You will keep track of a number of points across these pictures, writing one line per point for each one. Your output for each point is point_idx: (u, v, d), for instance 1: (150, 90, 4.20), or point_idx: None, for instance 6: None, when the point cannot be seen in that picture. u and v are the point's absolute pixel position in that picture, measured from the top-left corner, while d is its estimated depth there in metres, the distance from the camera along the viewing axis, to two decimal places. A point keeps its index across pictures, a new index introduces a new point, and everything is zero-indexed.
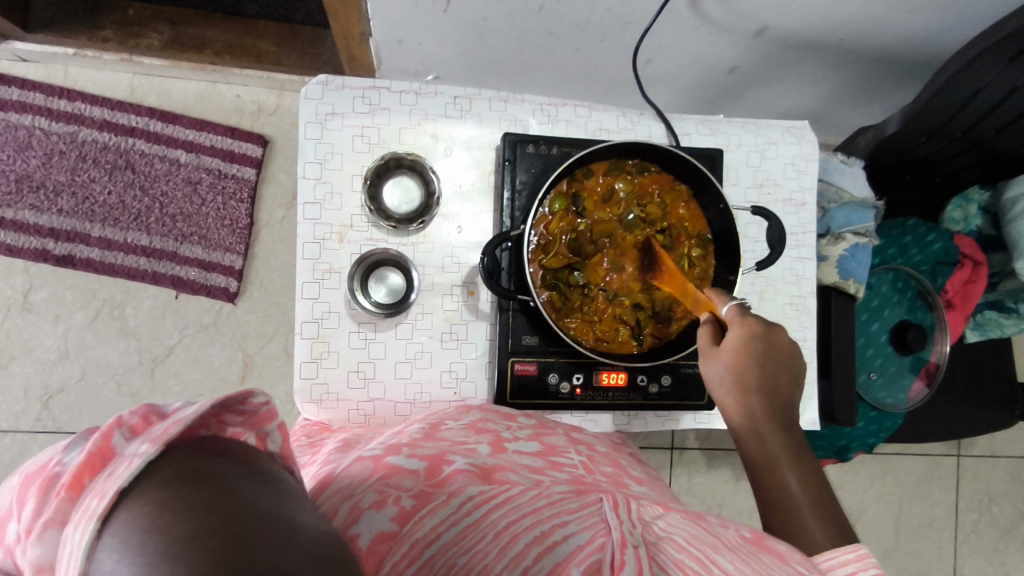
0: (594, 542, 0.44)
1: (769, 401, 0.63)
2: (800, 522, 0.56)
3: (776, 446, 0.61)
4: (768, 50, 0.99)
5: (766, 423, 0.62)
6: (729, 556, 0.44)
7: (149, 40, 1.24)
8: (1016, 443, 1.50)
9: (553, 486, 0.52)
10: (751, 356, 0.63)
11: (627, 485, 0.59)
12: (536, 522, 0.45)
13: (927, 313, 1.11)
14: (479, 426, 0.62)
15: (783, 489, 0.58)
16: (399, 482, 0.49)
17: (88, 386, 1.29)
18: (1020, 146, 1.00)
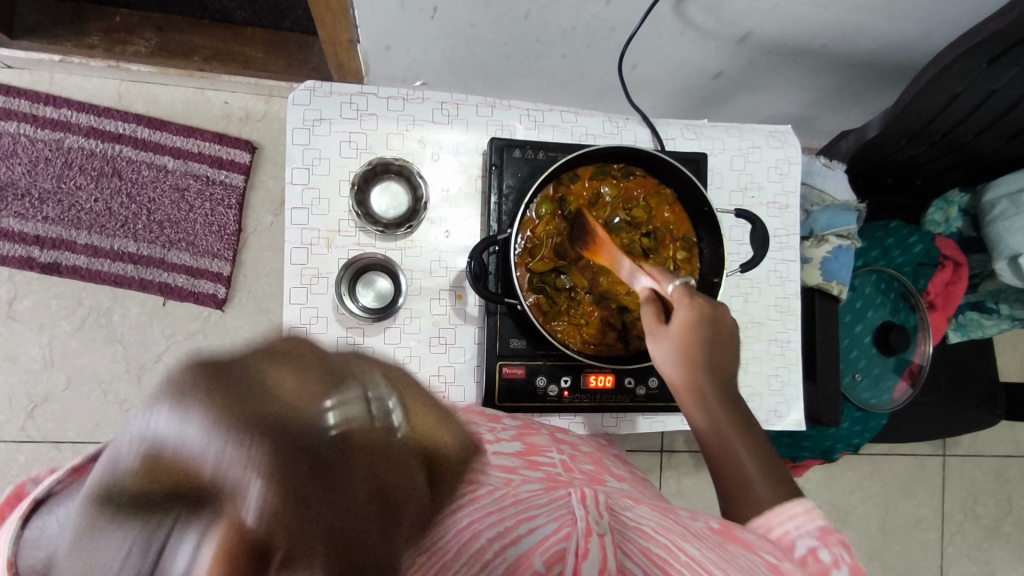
0: (561, 532, 0.41)
1: (715, 378, 0.62)
2: (750, 487, 0.59)
3: (725, 421, 0.61)
4: (752, 56, 1.01)
5: (712, 396, 0.62)
6: (696, 543, 0.45)
7: (136, 47, 1.24)
8: (998, 443, 1.52)
9: (524, 484, 0.49)
10: (698, 339, 0.61)
11: (604, 480, 0.59)
12: (500, 519, 0.40)
13: (910, 314, 1.12)
14: (461, 427, 0.61)
15: (735, 459, 0.60)
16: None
17: (74, 394, 1.28)
18: (998, 149, 1.03)
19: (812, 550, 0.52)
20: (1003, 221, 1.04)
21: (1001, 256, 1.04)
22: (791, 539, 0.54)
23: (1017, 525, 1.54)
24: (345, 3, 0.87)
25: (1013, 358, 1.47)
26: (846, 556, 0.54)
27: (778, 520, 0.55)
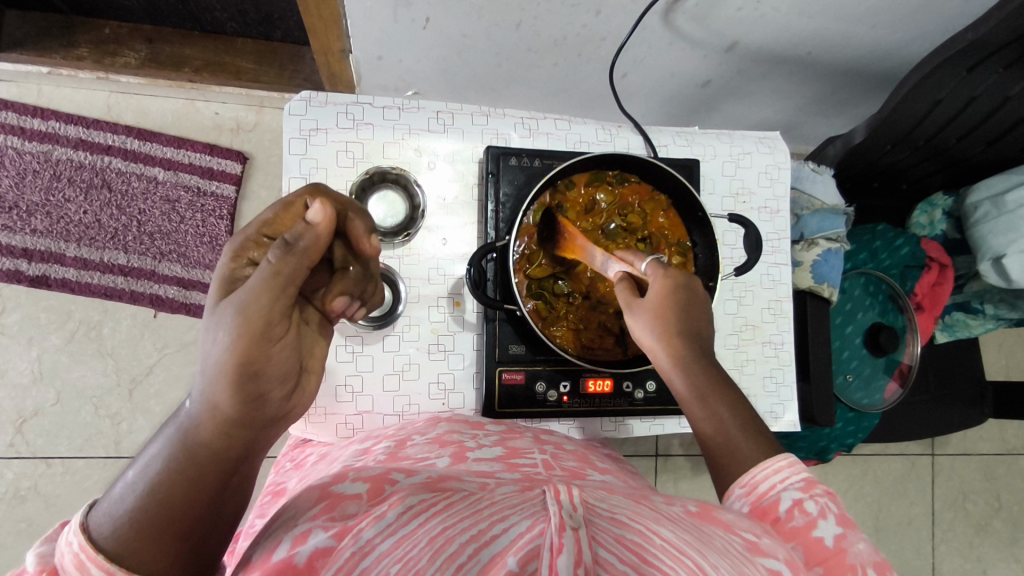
0: (533, 528, 0.40)
1: (692, 345, 0.63)
2: (735, 448, 0.60)
3: (706, 388, 0.62)
4: (740, 64, 1.02)
5: (690, 360, 0.63)
6: (670, 526, 0.44)
7: (126, 58, 1.24)
8: (985, 441, 1.55)
9: (500, 487, 0.50)
10: (672, 305, 0.63)
11: (585, 476, 0.60)
12: (473, 523, 0.43)
13: (898, 315, 1.14)
14: (444, 439, 0.63)
15: (717, 419, 0.61)
16: (343, 512, 0.46)
17: (64, 409, 1.27)
18: (980, 152, 1.05)
19: (795, 504, 0.53)
20: (986, 223, 1.07)
21: (985, 257, 1.07)
22: (775, 492, 0.54)
23: (1007, 523, 1.56)
24: (338, 14, 0.88)
25: (998, 358, 1.50)
26: (833, 506, 0.53)
27: (762, 477, 0.56)
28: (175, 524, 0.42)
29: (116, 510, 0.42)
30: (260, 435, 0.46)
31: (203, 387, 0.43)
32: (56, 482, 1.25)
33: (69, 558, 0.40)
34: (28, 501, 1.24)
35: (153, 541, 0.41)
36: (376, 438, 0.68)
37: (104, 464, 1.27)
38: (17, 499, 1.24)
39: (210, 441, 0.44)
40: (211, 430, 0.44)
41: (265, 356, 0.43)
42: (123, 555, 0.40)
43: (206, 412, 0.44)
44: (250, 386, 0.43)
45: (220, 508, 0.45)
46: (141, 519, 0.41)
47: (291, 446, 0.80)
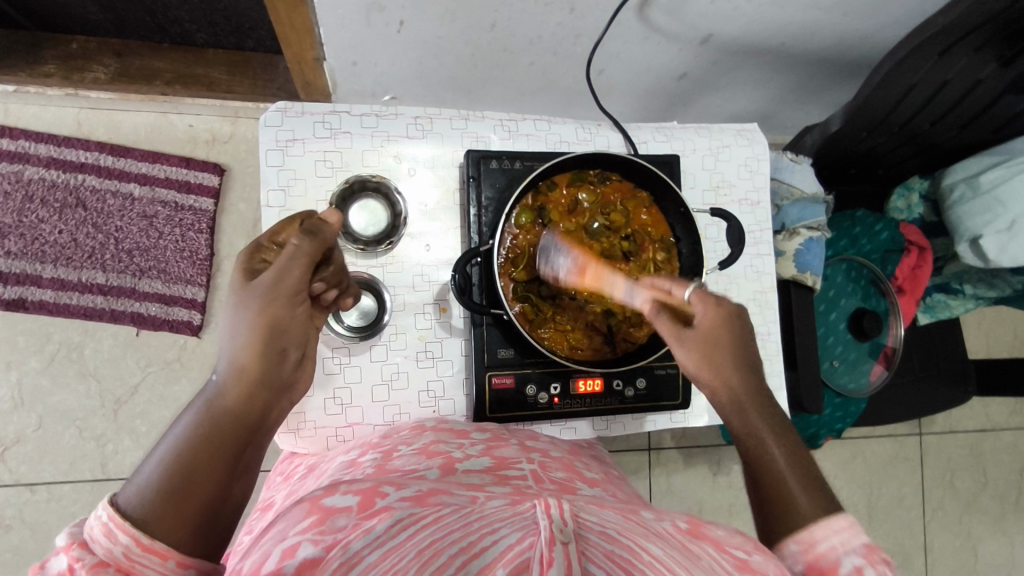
0: (523, 542, 0.41)
1: (747, 380, 0.64)
2: (791, 495, 0.57)
3: (762, 426, 0.62)
4: (715, 57, 1.03)
5: (747, 398, 0.63)
6: (659, 543, 0.44)
7: (95, 73, 1.21)
8: (970, 418, 1.58)
9: (491, 500, 0.48)
10: (722, 338, 0.63)
11: (576, 489, 0.59)
12: (462, 535, 0.43)
13: (881, 300, 1.16)
14: (430, 450, 0.62)
15: (771, 461, 0.60)
16: (334, 525, 0.43)
17: (47, 433, 1.24)
18: (954, 135, 1.06)
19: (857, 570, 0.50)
20: (963, 205, 1.08)
21: (962, 239, 1.08)
22: (836, 555, 0.51)
23: (995, 497, 1.59)
24: (310, 21, 0.87)
25: (978, 336, 1.52)
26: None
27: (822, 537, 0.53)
28: (194, 495, 0.49)
29: (141, 486, 0.49)
30: (273, 408, 0.57)
31: (229, 361, 0.54)
32: (42, 509, 1.23)
33: (97, 528, 0.46)
34: (14, 529, 1.22)
35: (176, 510, 0.48)
36: (366, 448, 0.67)
37: (91, 487, 1.25)
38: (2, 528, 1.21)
39: (232, 414, 0.53)
40: (232, 402, 0.53)
41: (286, 327, 0.56)
42: (146, 521, 0.47)
43: (229, 385, 0.54)
44: (270, 355, 0.55)
45: (230, 487, 0.51)
46: (164, 487, 0.48)
47: (281, 460, 0.80)
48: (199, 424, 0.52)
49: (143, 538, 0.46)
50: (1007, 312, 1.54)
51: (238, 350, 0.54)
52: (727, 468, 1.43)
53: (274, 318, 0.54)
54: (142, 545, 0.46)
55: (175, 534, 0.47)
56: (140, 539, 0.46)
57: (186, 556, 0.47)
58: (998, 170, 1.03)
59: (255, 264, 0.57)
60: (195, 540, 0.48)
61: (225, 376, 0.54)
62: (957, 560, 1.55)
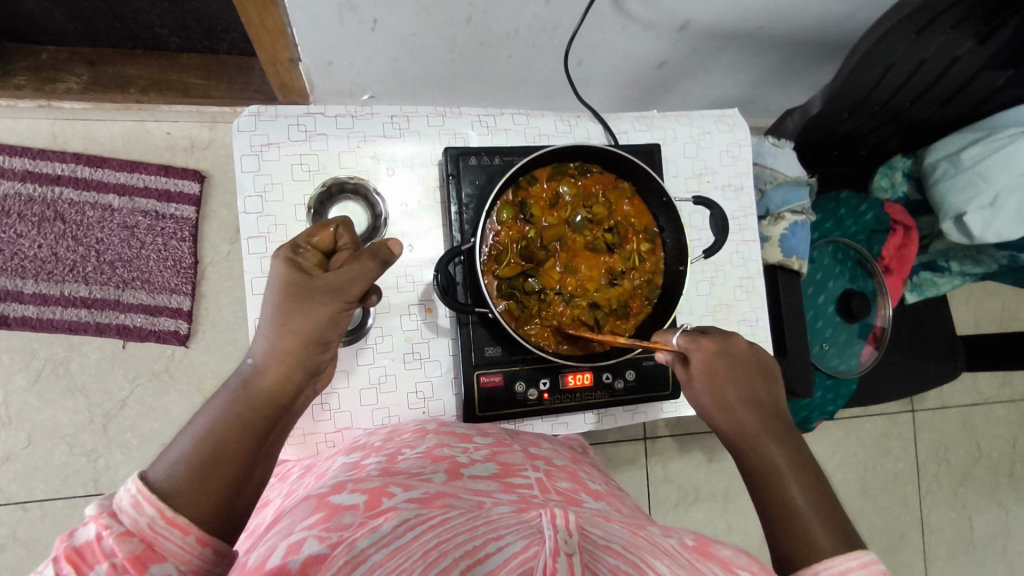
0: (528, 551, 0.40)
1: (762, 416, 0.65)
2: (809, 533, 0.56)
3: (780, 461, 0.62)
4: (693, 43, 1.02)
5: (758, 432, 0.64)
6: (665, 560, 0.43)
7: (67, 84, 1.19)
8: (961, 392, 1.59)
9: (496, 507, 0.49)
10: (722, 373, 0.67)
11: (580, 500, 0.57)
12: (468, 539, 0.43)
13: (868, 279, 1.15)
14: (434, 454, 0.62)
15: (787, 497, 0.59)
16: (339, 522, 0.44)
17: (37, 450, 1.23)
18: (935, 113, 1.06)
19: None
20: (945, 181, 1.08)
21: (947, 216, 1.07)
22: None
23: (989, 470, 1.60)
24: (283, 22, 0.85)
25: (967, 312, 1.53)
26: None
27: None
28: (219, 474, 0.51)
29: (170, 463, 0.52)
30: (297, 400, 0.61)
31: (265, 345, 0.59)
32: (36, 527, 1.22)
33: (126, 500, 0.48)
34: (7, 548, 1.21)
35: (201, 487, 0.50)
36: (356, 453, 0.66)
37: (84, 502, 1.23)
38: None
39: (261, 400, 0.57)
40: (263, 390, 0.57)
41: (333, 328, 0.61)
42: (172, 494, 0.49)
43: (262, 375, 0.58)
44: (307, 352, 0.60)
45: (252, 470, 0.54)
46: (193, 464, 0.51)
47: None
48: (231, 406, 0.56)
49: (168, 511, 0.47)
50: (994, 286, 1.55)
51: (280, 343, 0.59)
52: (722, 454, 1.43)
53: (331, 317, 0.60)
54: (166, 518, 0.47)
55: (197, 511, 0.49)
56: (165, 511, 0.47)
57: (205, 534, 0.48)
58: (980, 146, 1.02)
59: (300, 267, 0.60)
60: (214, 518, 0.50)
61: (261, 366, 0.59)
62: (954, 533, 1.56)
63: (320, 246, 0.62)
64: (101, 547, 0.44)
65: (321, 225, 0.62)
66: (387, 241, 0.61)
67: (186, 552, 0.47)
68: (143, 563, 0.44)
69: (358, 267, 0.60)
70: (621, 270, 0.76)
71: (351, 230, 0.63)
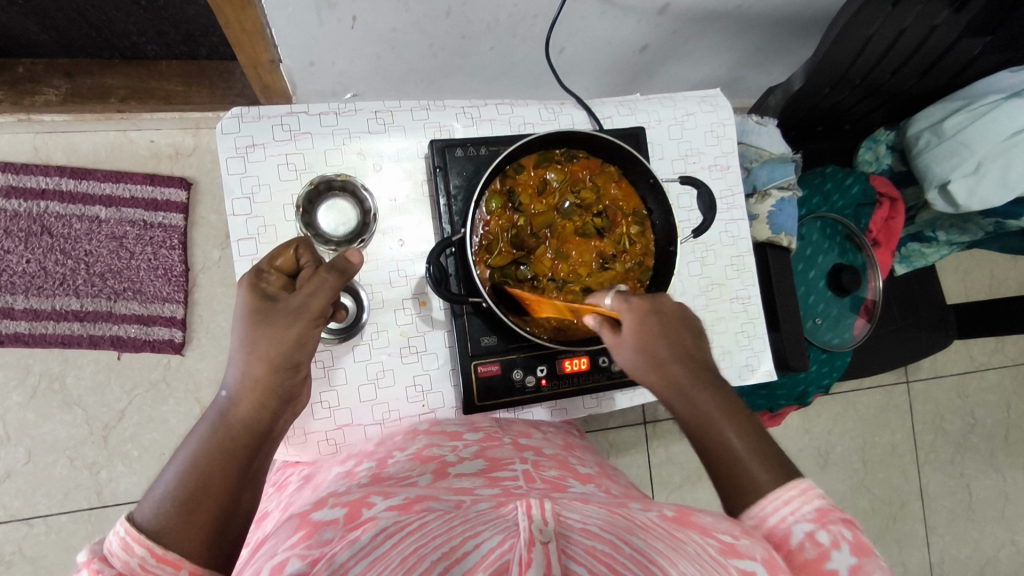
0: (504, 544, 0.43)
1: (690, 363, 0.64)
2: (750, 475, 0.57)
3: (713, 409, 0.61)
4: (673, 26, 1.02)
5: (689, 384, 0.63)
6: (643, 535, 0.45)
7: (46, 96, 1.18)
8: (954, 361, 1.61)
9: (476, 504, 0.50)
10: (652, 333, 0.64)
11: (567, 487, 0.58)
12: (445, 540, 0.44)
13: (857, 253, 1.17)
14: (423, 455, 0.63)
15: (726, 444, 0.60)
16: (320, 538, 0.44)
17: (37, 466, 1.23)
18: (915, 84, 1.07)
19: (806, 535, 0.51)
20: (929, 152, 1.08)
21: (932, 185, 1.08)
22: (786, 525, 0.52)
23: (984, 436, 1.62)
24: (261, 22, 0.84)
25: (955, 280, 1.55)
26: (847, 532, 0.51)
27: (773, 508, 0.54)
28: (207, 505, 0.52)
29: (157, 499, 0.52)
30: (277, 425, 0.61)
31: (236, 371, 0.59)
32: (40, 542, 1.22)
33: (116, 543, 0.49)
34: (15, 565, 1.21)
35: (189, 520, 0.51)
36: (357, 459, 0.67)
37: (89, 516, 1.23)
38: (2, 566, 1.20)
39: (243, 429, 0.57)
40: (242, 418, 0.58)
41: (301, 350, 0.60)
42: (161, 532, 0.50)
43: (240, 402, 0.58)
44: (277, 377, 0.59)
45: (238, 497, 0.55)
46: (180, 498, 0.52)
47: (274, 468, 0.79)
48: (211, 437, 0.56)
49: (158, 549, 0.49)
50: (981, 253, 1.56)
51: (251, 370, 0.58)
52: None
53: (298, 338, 0.59)
54: (157, 555, 0.49)
55: (190, 543, 0.50)
56: (154, 550, 0.49)
57: (198, 566, 0.50)
58: (962, 114, 1.03)
59: (260, 290, 0.61)
60: (207, 549, 0.51)
61: (236, 394, 0.58)
62: (954, 500, 1.58)
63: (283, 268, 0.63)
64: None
65: (282, 248, 0.63)
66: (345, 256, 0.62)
67: None
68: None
69: (317, 283, 0.60)
70: (612, 253, 0.77)
71: (312, 249, 0.64)
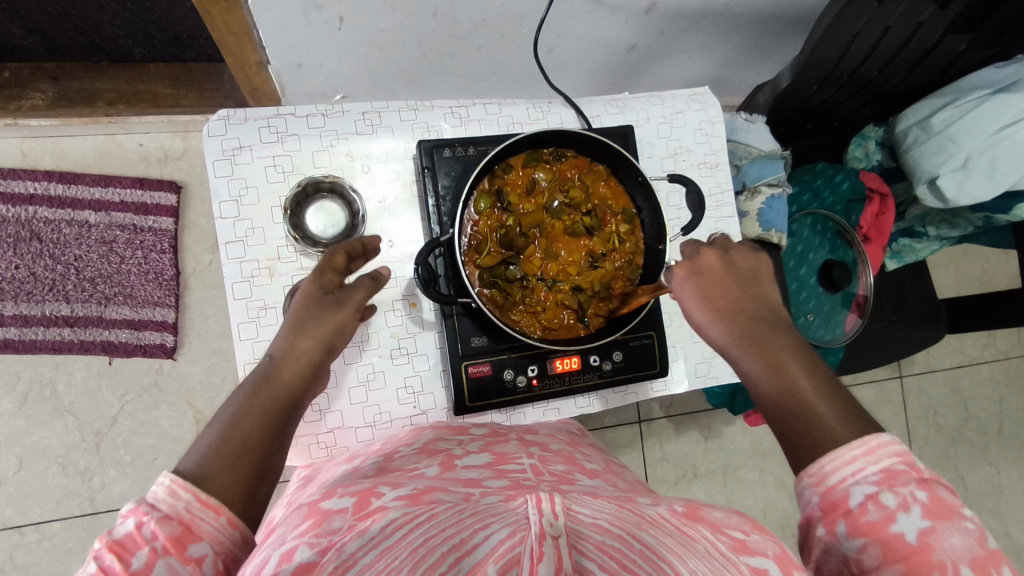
0: (515, 537, 0.43)
1: (762, 307, 0.62)
2: (821, 423, 0.53)
3: (783, 352, 0.58)
4: (661, 24, 1.02)
5: (757, 326, 0.60)
6: (652, 530, 0.46)
7: (33, 100, 1.16)
8: (946, 355, 1.61)
9: (484, 497, 0.51)
10: (715, 279, 0.63)
11: (575, 480, 0.59)
12: (455, 532, 0.46)
13: (848, 250, 1.16)
14: (429, 448, 0.64)
15: (795, 389, 0.56)
16: (329, 527, 0.45)
17: (28, 473, 1.22)
18: (903, 80, 1.07)
19: (866, 498, 0.46)
20: (917, 148, 1.08)
21: (921, 181, 1.08)
22: (846, 485, 0.48)
23: (979, 430, 1.63)
24: (248, 25, 0.83)
25: (946, 275, 1.56)
26: (920, 494, 0.46)
27: (833, 466, 0.49)
28: (246, 461, 0.51)
29: (200, 454, 0.51)
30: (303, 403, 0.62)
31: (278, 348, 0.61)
32: (33, 550, 1.21)
33: (157, 491, 0.46)
34: (7, 573, 1.20)
35: (230, 473, 0.50)
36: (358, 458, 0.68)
37: (81, 523, 1.23)
38: None
39: (282, 391, 0.59)
40: (283, 380, 0.59)
41: (340, 336, 0.64)
42: (204, 480, 0.49)
43: (283, 367, 0.60)
44: (317, 357, 0.62)
45: (272, 458, 0.54)
46: (226, 449, 0.52)
47: None
48: (256, 394, 0.57)
49: (202, 493, 0.47)
50: (972, 248, 1.57)
51: (296, 347, 0.61)
52: (718, 431, 1.45)
53: (340, 325, 0.64)
54: (202, 500, 0.47)
55: (230, 495, 0.49)
56: (199, 494, 0.47)
57: (236, 516, 0.48)
58: (950, 110, 1.04)
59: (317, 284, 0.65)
60: (243, 502, 0.49)
61: (279, 359, 0.61)
62: None
63: (337, 266, 0.66)
64: (141, 533, 0.43)
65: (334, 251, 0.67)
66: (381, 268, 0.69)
67: (220, 533, 0.46)
68: (183, 544, 0.44)
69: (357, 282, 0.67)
70: (602, 252, 0.76)
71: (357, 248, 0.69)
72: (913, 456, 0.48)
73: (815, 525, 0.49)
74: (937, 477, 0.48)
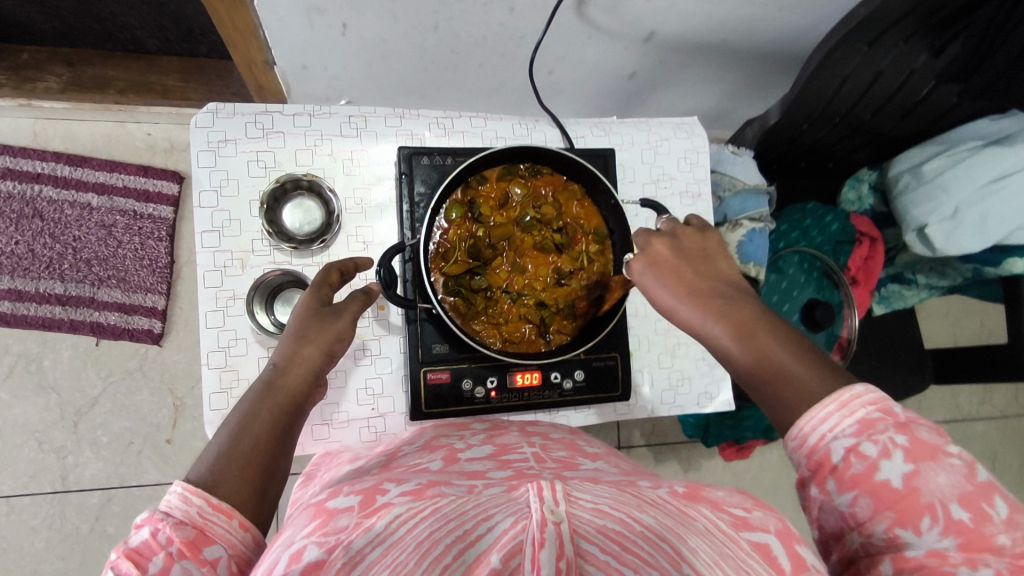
0: (517, 525, 0.40)
1: (719, 282, 0.60)
2: (798, 381, 0.51)
3: (746, 321, 0.56)
4: (660, 54, 1.04)
5: (716, 300, 0.58)
6: (652, 511, 0.43)
7: (47, 83, 1.20)
8: (939, 408, 1.59)
9: (489, 488, 0.47)
10: (668, 262, 0.62)
11: (577, 465, 0.59)
12: (459, 524, 0.41)
13: (834, 291, 1.16)
14: (433, 444, 0.64)
15: (768, 353, 0.54)
16: (336, 526, 0.40)
17: (4, 446, 1.23)
18: (897, 126, 1.08)
19: (848, 452, 0.46)
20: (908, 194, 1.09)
21: (910, 228, 1.09)
22: (826, 442, 0.47)
23: None
24: (253, 24, 0.86)
25: (944, 327, 1.54)
26: (901, 438, 0.45)
27: (809, 426, 0.48)
28: (259, 460, 0.52)
29: (211, 459, 0.52)
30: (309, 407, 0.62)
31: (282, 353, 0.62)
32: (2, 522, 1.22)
33: (172, 499, 0.46)
34: None
35: (242, 476, 0.51)
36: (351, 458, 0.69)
37: (51, 500, 1.23)
38: None
39: (288, 395, 0.59)
40: (286, 383, 0.60)
41: (340, 342, 0.65)
42: (216, 486, 0.49)
43: (287, 371, 0.61)
44: (320, 360, 0.63)
45: (280, 464, 0.54)
46: (235, 451, 0.52)
47: None
48: (264, 398, 0.58)
49: (214, 499, 0.47)
50: (971, 301, 1.55)
51: (302, 355, 0.62)
52: (698, 464, 1.43)
53: (341, 332, 0.65)
54: (213, 504, 0.47)
55: (238, 497, 0.49)
56: (211, 499, 0.47)
57: (247, 520, 0.48)
58: (941, 159, 1.04)
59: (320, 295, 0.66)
60: (253, 504, 0.50)
61: (282, 365, 0.61)
62: None
63: (332, 283, 0.67)
64: (157, 540, 0.43)
65: (326, 270, 0.68)
66: (375, 285, 0.71)
67: (232, 536, 0.46)
68: (198, 548, 0.44)
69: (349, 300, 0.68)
70: (569, 270, 0.77)
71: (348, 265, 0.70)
72: (887, 402, 0.47)
73: (809, 487, 0.48)
74: (916, 416, 0.47)
